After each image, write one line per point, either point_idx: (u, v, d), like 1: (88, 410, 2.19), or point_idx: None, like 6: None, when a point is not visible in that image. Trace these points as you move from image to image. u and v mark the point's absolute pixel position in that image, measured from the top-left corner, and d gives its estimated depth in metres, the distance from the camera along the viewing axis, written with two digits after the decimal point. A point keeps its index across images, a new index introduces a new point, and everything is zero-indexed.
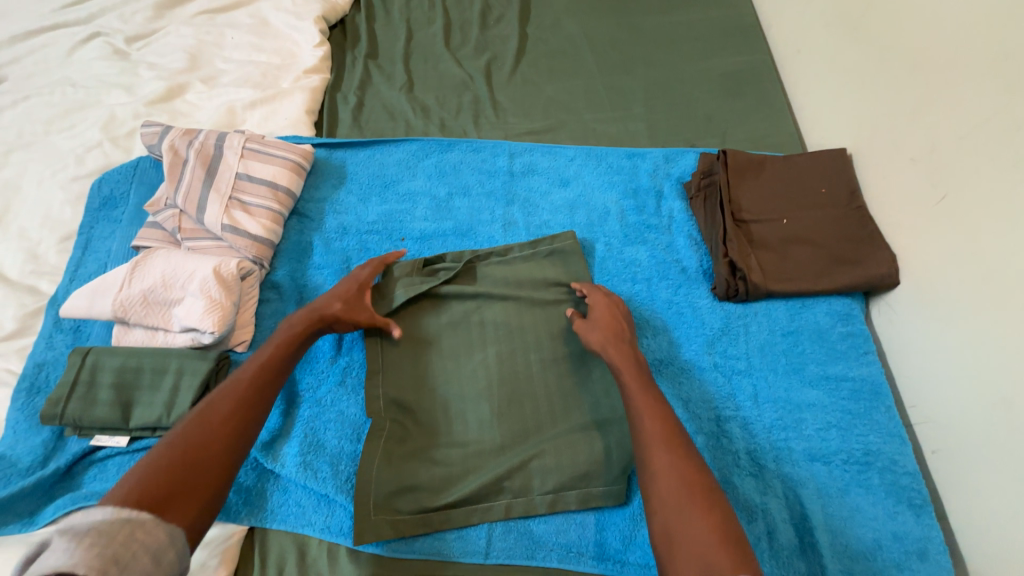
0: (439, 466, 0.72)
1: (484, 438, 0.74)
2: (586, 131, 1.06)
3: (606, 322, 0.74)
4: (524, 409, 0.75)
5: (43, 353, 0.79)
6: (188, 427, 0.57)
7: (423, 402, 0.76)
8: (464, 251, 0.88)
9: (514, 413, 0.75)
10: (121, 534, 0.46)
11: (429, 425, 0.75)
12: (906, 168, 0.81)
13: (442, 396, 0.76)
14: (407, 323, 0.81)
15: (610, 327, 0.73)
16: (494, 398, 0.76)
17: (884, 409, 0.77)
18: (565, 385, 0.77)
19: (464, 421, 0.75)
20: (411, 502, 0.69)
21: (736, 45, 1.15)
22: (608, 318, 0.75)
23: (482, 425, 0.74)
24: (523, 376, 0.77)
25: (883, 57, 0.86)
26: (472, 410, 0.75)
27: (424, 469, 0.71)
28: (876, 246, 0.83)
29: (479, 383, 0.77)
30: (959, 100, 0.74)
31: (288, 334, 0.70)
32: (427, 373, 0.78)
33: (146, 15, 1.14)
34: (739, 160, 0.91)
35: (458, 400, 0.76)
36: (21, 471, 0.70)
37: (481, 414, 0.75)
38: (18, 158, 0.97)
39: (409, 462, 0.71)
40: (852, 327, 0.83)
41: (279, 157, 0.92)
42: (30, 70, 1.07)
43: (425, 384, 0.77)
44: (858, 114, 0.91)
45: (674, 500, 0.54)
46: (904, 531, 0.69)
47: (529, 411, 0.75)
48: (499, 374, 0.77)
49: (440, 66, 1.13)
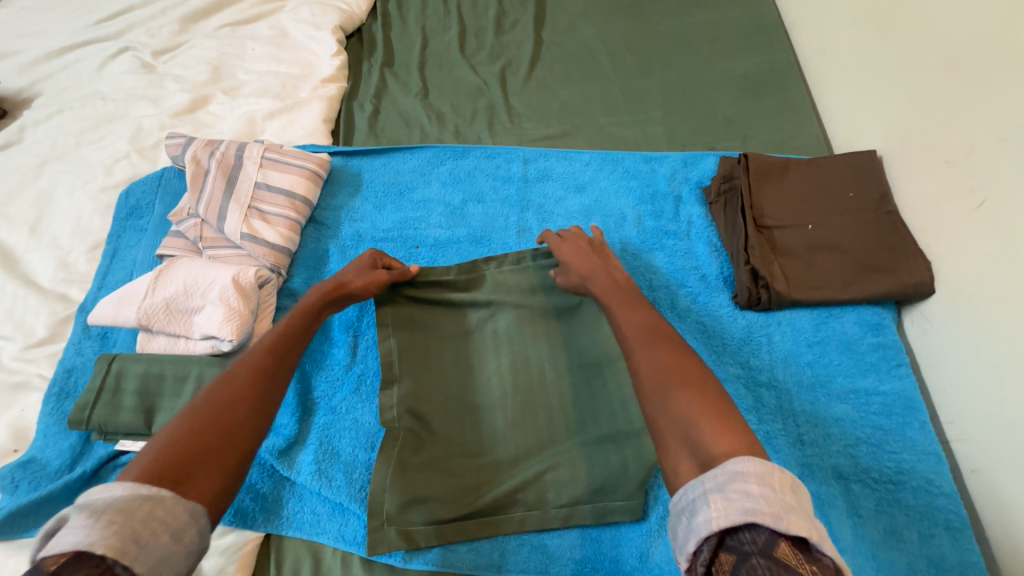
0: (453, 477, 0.71)
1: (499, 447, 0.73)
2: (602, 135, 1.05)
3: (575, 257, 0.74)
4: (540, 420, 0.74)
5: (71, 359, 0.82)
6: (205, 400, 0.56)
7: (435, 410, 0.75)
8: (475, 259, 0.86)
9: (529, 423, 0.74)
10: (141, 511, 0.44)
11: (443, 434, 0.74)
12: (941, 172, 0.77)
13: (456, 404, 0.76)
14: (417, 332, 0.80)
15: (583, 264, 0.73)
16: (509, 406, 0.75)
17: (918, 425, 0.73)
18: (581, 396, 0.75)
19: (478, 431, 0.74)
20: (424, 514, 0.68)
21: (758, 45, 1.11)
22: (580, 251, 0.75)
23: (496, 435, 0.74)
24: (538, 386, 0.76)
25: (917, 54, 0.82)
26: (487, 419, 0.75)
27: (437, 480, 0.70)
28: (908, 253, 0.79)
29: (495, 392, 0.76)
30: (999, 100, 0.70)
31: (296, 313, 0.69)
32: (442, 379, 0.77)
33: (172, 29, 1.18)
34: (762, 164, 0.89)
35: (472, 409, 0.76)
36: (50, 474, 0.72)
37: (496, 424, 0.74)
38: (52, 170, 1.01)
39: (418, 471, 0.70)
40: (883, 338, 0.79)
41: (297, 166, 0.93)
42: (65, 85, 1.11)
43: (439, 391, 0.77)
44: (888, 115, 0.87)
45: (658, 388, 0.53)
46: (939, 556, 0.65)
47: (544, 421, 0.74)
48: (514, 383, 0.77)
49: (455, 72, 1.13)
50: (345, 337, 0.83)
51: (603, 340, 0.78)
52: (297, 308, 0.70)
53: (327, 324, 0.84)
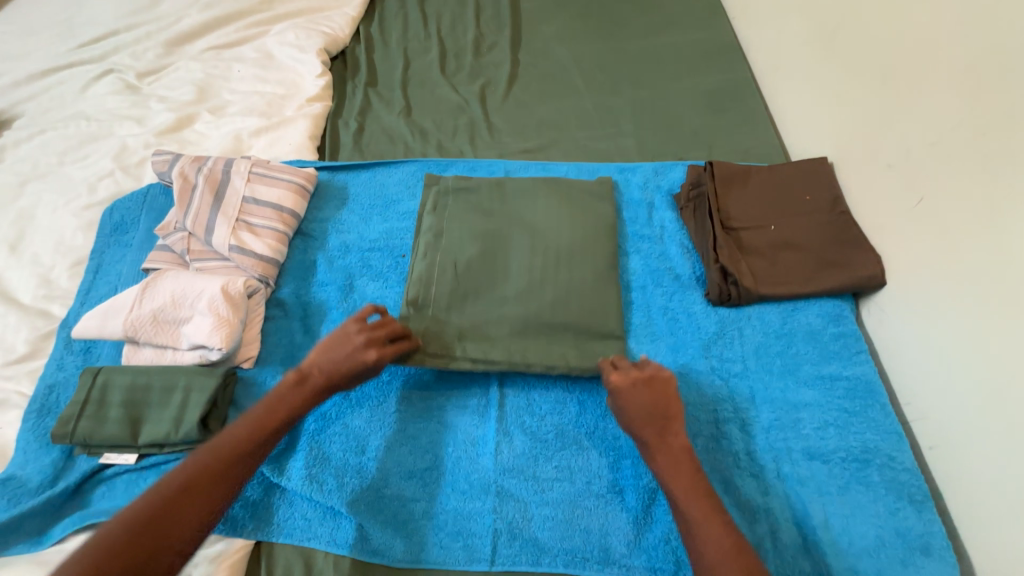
0: (480, 303, 0.84)
1: (510, 262, 0.88)
2: (577, 148, 1.11)
3: (632, 415, 0.70)
4: (555, 209, 0.94)
5: (53, 375, 0.81)
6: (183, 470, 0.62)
7: (471, 316, 0.83)
8: (531, 361, 0.80)
9: (547, 358, 0.80)
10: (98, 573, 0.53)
11: (482, 274, 0.86)
12: (883, 174, 0.85)
13: (486, 203, 0.95)
14: (471, 298, 0.85)
15: (646, 408, 0.69)
16: (531, 221, 0.92)
17: (878, 407, 0.78)
18: (587, 276, 0.87)
19: (494, 243, 0.89)
20: (468, 270, 0.87)
21: (718, 64, 1.21)
22: (647, 407, 0.69)
23: (499, 316, 0.83)
24: (552, 298, 0.85)
25: (857, 69, 0.91)
26: (507, 270, 0.87)
27: (469, 276, 0.86)
28: (861, 248, 0.86)
29: (525, 201, 0.95)
30: (924, 111, 0.79)
31: (279, 420, 0.69)
32: (488, 319, 0.83)
33: (157, 52, 1.20)
34: (725, 171, 0.96)
35: (500, 223, 0.92)
36: (31, 490, 0.71)
37: (518, 264, 0.87)
38: (33, 189, 1.01)
39: (450, 245, 0.89)
40: (844, 328, 0.85)
41: (284, 180, 0.96)
42: (47, 105, 1.12)
43: (481, 274, 0.86)
44: (834, 124, 0.96)
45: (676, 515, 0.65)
46: (906, 528, 0.69)
47: (565, 190, 0.97)
48: (549, 285, 0.85)
49: (436, 91, 1.18)
50: None
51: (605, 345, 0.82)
52: (279, 414, 0.69)
53: (315, 332, 0.87)
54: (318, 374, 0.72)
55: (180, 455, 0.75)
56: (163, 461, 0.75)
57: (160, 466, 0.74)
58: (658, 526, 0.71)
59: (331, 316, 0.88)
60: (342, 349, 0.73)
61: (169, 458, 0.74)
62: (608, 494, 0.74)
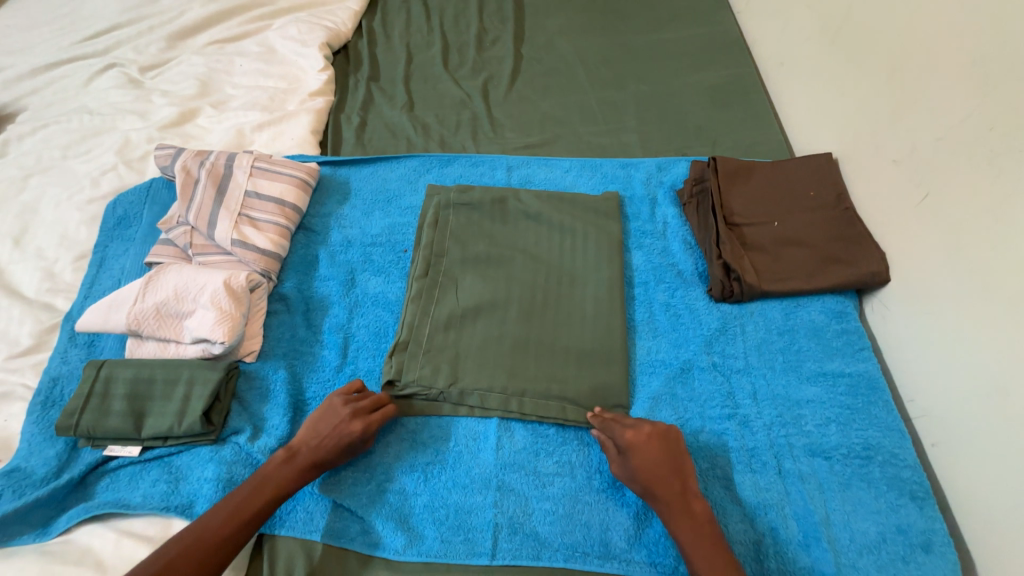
0: (479, 330, 0.83)
1: (511, 300, 0.85)
2: (580, 143, 1.10)
3: (646, 479, 0.68)
4: (558, 244, 0.92)
5: (57, 368, 0.81)
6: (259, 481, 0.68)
7: (468, 347, 0.82)
8: (535, 405, 0.78)
9: (546, 407, 0.78)
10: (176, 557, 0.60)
11: (482, 301, 0.85)
12: (889, 170, 0.84)
13: (487, 233, 0.93)
14: (471, 322, 0.84)
15: (660, 474, 0.68)
16: (532, 257, 0.90)
17: (881, 403, 0.78)
18: (588, 315, 0.85)
19: (495, 279, 0.87)
20: (467, 295, 0.86)
21: (722, 59, 1.20)
22: (663, 466, 0.68)
23: (497, 345, 0.82)
24: (553, 327, 0.84)
25: (862, 64, 0.90)
26: (507, 308, 0.85)
27: (468, 301, 0.85)
28: (865, 244, 0.86)
29: (528, 235, 0.93)
30: (930, 105, 0.78)
31: (264, 497, 0.67)
32: (486, 361, 0.80)
33: (159, 46, 1.20)
34: (729, 167, 0.95)
35: (501, 257, 0.90)
36: (35, 482, 0.71)
37: (520, 291, 0.86)
38: (37, 182, 1.01)
39: (449, 281, 0.87)
40: (847, 324, 0.85)
41: (286, 174, 0.96)
42: (50, 100, 1.13)
43: (480, 296, 0.86)
44: (839, 121, 0.95)
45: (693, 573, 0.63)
46: (907, 524, 0.69)
47: (569, 218, 0.94)
48: (551, 315, 0.85)
49: (439, 86, 1.18)
50: (336, 339, 0.85)
51: (608, 381, 0.80)
52: (265, 492, 0.67)
53: (318, 326, 0.87)
54: (306, 449, 0.71)
55: (184, 448, 0.75)
56: (168, 454, 0.75)
57: (164, 459, 0.75)
58: (658, 522, 0.71)
59: (333, 311, 0.88)
60: (328, 421, 0.72)
61: (173, 451, 0.75)
62: (608, 489, 0.74)
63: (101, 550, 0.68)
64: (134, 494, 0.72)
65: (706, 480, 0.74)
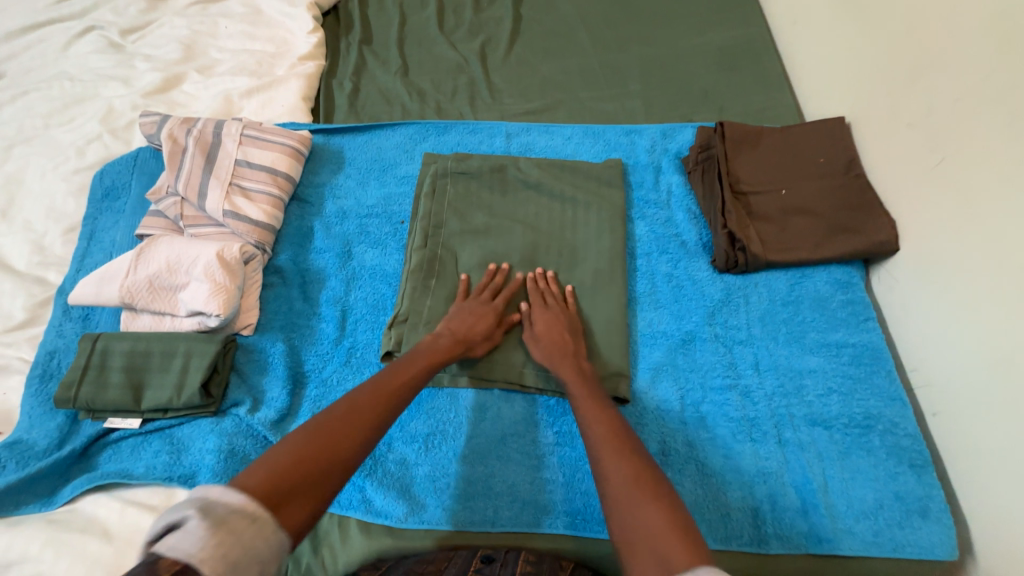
0: None
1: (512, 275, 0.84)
2: (582, 109, 1.06)
3: (542, 351, 0.75)
4: (559, 215, 0.90)
5: (53, 341, 0.81)
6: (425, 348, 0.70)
7: None
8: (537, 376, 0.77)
9: (546, 380, 0.77)
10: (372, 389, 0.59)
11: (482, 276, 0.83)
12: (903, 134, 0.81)
13: (486, 203, 0.90)
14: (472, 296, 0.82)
15: (552, 343, 0.74)
16: (532, 229, 0.88)
17: (884, 373, 0.77)
18: (589, 289, 0.83)
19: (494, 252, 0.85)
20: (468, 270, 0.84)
21: (732, 20, 1.14)
22: (552, 336, 0.75)
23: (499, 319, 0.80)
24: None
25: (881, 20, 0.85)
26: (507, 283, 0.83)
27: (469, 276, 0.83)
28: (874, 213, 0.83)
29: (528, 205, 0.91)
30: (951, 62, 0.74)
31: (429, 358, 0.68)
32: None
33: (140, 7, 1.14)
34: (737, 133, 0.92)
35: (501, 229, 0.88)
36: (38, 453, 0.72)
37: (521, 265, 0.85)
38: (20, 152, 0.98)
39: (448, 254, 0.85)
40: (853, 295, 0.83)
41: (278, 143, 0.92)
42: (29, 65, 1.08)
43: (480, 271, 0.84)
44: (852, 83, 0.91)
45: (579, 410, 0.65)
46: (905, 491, 0.70)
47: (571, 188, 0.92)
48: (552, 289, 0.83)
49: (434, 49, 1.13)
50: (334, 312, 0.84)
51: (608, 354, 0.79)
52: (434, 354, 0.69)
53: (315, 299, 0.86)
54: (455, 328, 0.74)
55: (184, 420, 0.75)
56: (168, 425, 0.75)
57: (164, 431, 0.75)
58: None
59: (329, 284, 0.87)
60: (465, 309, 0.77)
61: (174, 423, 0.75)
62: None
63: (106, 519, 0.69)
64: (136, 465, 0.72)
65: (706, 449, 0.74)
